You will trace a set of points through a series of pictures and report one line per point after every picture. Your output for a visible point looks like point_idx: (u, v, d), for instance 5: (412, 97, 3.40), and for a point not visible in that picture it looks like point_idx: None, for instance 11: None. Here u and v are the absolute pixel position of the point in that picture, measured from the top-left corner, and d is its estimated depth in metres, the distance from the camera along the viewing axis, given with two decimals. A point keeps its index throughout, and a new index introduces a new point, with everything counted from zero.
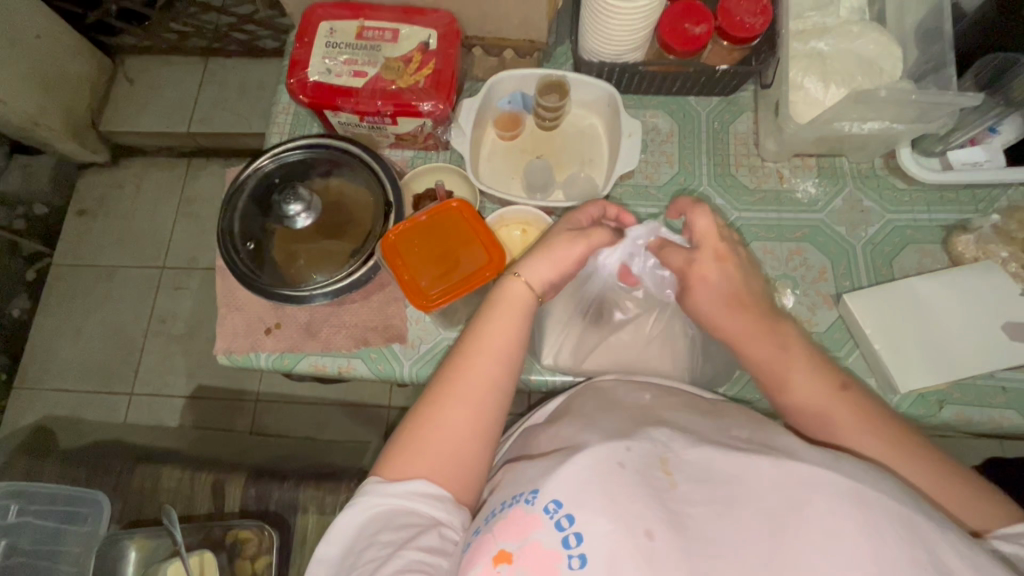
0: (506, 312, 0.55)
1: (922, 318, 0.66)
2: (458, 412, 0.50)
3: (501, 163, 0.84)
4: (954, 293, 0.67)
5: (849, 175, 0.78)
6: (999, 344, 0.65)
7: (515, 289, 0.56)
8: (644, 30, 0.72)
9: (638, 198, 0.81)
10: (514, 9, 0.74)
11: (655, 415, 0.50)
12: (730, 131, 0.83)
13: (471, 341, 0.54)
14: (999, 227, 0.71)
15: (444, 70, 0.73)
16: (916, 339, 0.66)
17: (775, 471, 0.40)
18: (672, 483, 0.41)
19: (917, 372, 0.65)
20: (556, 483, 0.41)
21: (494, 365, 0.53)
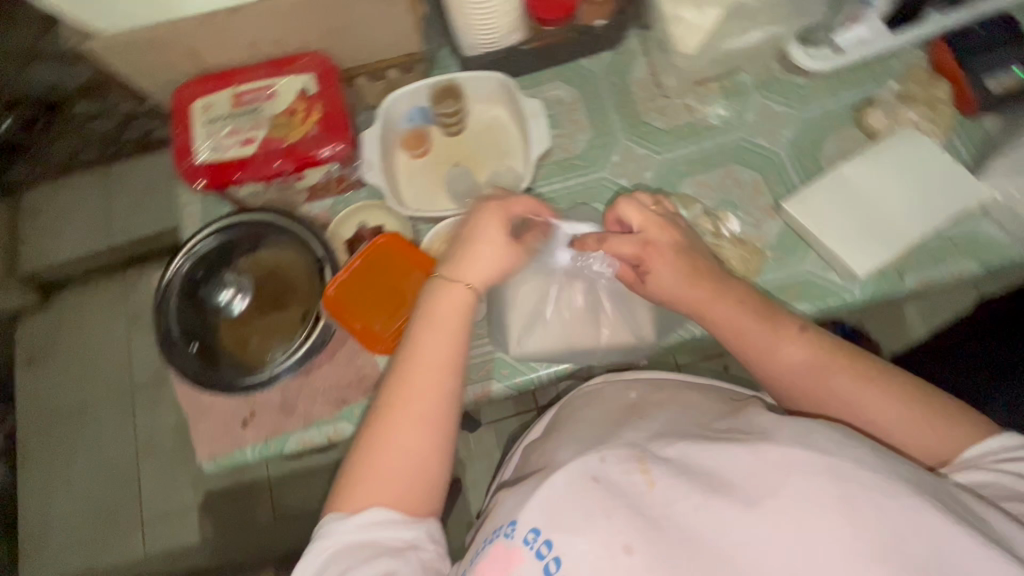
0: (447, 314, 0.54)
1: (857, 200, 0.68)
2: (406, 432, 0.50)
3: (422, 182, 0.82)
4: (881, 168, 0.69)
5: (753, 87, 0.79)
6: (935, 202, 0.67)
7: (451, 287, 0.55)
8: (510, 12, 0.72)
9: (563, 173, 0.81)
10: (381, 30, 0.73)
11: (633, 417, 0.54)
12: (629, 81, 0.83)
13: (409, 359, 0.52)
14: (901, 92, 0.75)
15: (331, 112, 0.71)
16: (861, 222, 0.67)
17: (753, 460, 0.40)
18: (650, 482, 0.41)
19: (873, 252, 0.66)
20: (532, 510, 0.42)
21: (438, 375, 0.52)
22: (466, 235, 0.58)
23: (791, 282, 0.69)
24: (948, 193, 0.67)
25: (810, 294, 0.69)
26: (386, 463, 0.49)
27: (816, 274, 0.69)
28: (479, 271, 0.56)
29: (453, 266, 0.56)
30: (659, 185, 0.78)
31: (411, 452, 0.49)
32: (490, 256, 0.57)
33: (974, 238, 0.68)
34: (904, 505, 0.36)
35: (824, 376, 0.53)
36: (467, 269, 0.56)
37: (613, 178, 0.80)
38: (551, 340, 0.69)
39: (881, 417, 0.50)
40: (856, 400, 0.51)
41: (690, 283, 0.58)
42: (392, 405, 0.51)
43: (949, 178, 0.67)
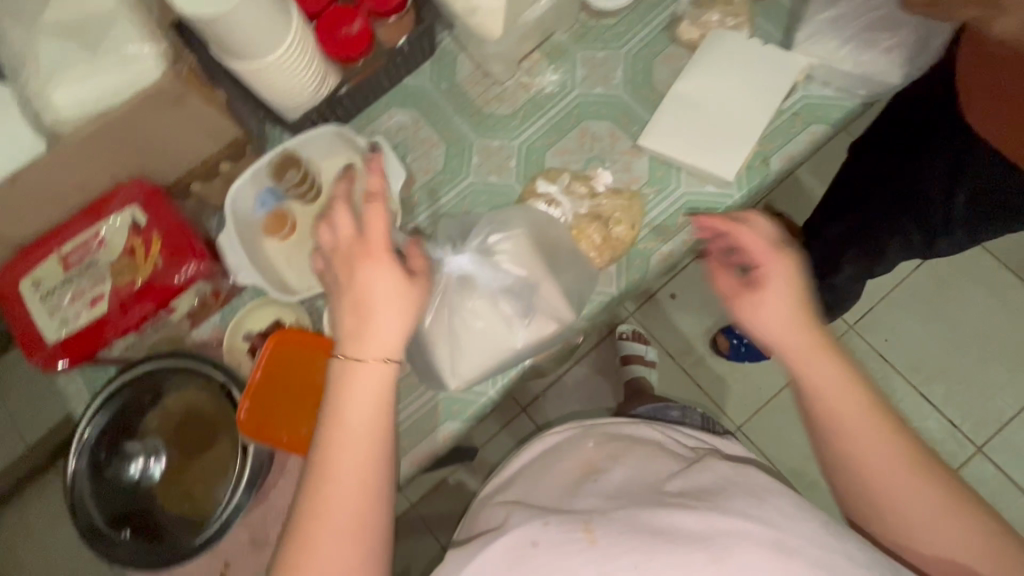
0: (357, 411, 0.50)
1: (703, 111, 0.70)
2: (327, 543, 0.48)
3: (301, 259, 0.78)
4: (713, 72, 0.70)
5: (571, 43, 0.80)
6: (770, 84, 0.69)
7: (353, 377, 0.51)
8: (311, 60, 0.70)
9: (432, 193, 0.79)
10: (189, 132, 0.69)
11: (592, 475, 0.61)
12: (458, 81, 0.83)
13: (325, 462, 0.49)
14: (694, 0, 0.75)
15: (173, 236, 0.66)
16: (714, 130, 0.69)
17: (703, 518, 0.47)
18: (593, 540, 0.47)
19: (735, 153, 0.68)
20: (478, 565, 0.50)
21: (357, 472, 0.49)
22: (360, 305, 0.53)
23: (676, 209, 0.71)
24: (779, 71, 0.69)
25: (696, 213, 0.70)
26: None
27: (695, 193, 0.71)
28: (383, 347, 0.52)
29: (355, 343, 0.52)
30: (526, 168, 0.78)
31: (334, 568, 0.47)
32: (387, 339, 0.52)
33: (816, 99, 0.71)
34: (834, 574, 0.44)
35: (839, 417, 0.51)
36: (369, 343, 0.52)
37: (481, 178, 0.79)
38: (478, 359, 0.65)
39: (920, 514, 0.48)
40: (938, 527, 0.48)
41: (785, 322, 0.54)
42: (310, 519, 0.48)
43: (773, 58, 0.69)
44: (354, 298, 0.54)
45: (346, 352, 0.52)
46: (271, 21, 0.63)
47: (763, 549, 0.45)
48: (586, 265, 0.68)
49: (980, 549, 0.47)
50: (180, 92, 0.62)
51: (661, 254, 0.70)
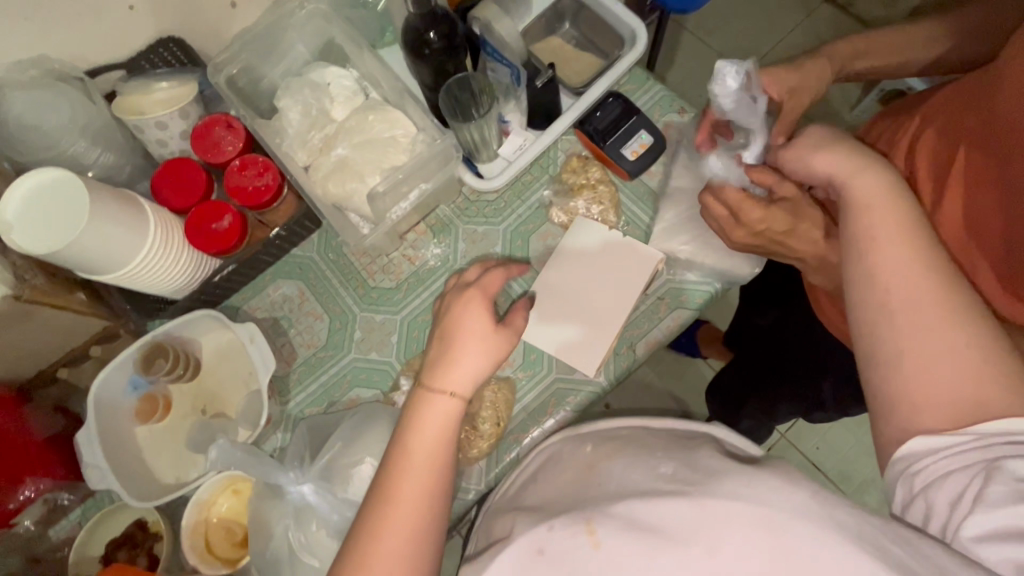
0: (435, 429, 0.53)
1: (568, 302, 0.72)
2: (401, 530, 0.48)
3: (173, 446, 0.75)
4: (575, 263, 0.73)
5: (453, 217, 0.82)
6: (631, 281, 0.71)
7: (434, 411, 0.54)
8: (180, 257, 0.70)
9: (314, 370, 0.78)
10: (47, 335, 0.67)
11: (594, 475, 0.49)
12: (345, 252, 0.83)
13: (397, 460, 0.51)
14: (558, 189, 0.80)
15: (17, 452, 0.64)
16: (578, 324, 0.71)
17: (689, 509, 0.36)
18: (595, 543, 0.37)
19: (597, 351, 0.70)
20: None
21: (421, 497, 0.50)
22: (448, 334, 0.58)
23: (546, 396, 0.71)
24: (638, 267, 0.72)
25: (566, 403, 0.70)
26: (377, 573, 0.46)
27: (564, 379, 0.71)
28: (460, 382, 0.55)
29: (439, 374, 0.56)
30: (407, 345, 0.78)
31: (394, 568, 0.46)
32: (471, 379, 0.56)
33: (675, 288, 0.74)
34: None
35: (907, 280, 0.47)
36: (450, 375, 0.55)
37: (362, 355, 0.78)
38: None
39: (945, 381, 0.44)
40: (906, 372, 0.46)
41: (879, 191, 0.53)
42: (388, 507, 0.49)
43: (632, 254, 0.73)
44: (446, 326, 0.59)
45: (425, 381, 0.56)
46: (123, 232, 0.62)
47: (726, 522, 0.34)
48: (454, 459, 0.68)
49: (978, 391, 0.43)
50: (26, 309, 0.61)
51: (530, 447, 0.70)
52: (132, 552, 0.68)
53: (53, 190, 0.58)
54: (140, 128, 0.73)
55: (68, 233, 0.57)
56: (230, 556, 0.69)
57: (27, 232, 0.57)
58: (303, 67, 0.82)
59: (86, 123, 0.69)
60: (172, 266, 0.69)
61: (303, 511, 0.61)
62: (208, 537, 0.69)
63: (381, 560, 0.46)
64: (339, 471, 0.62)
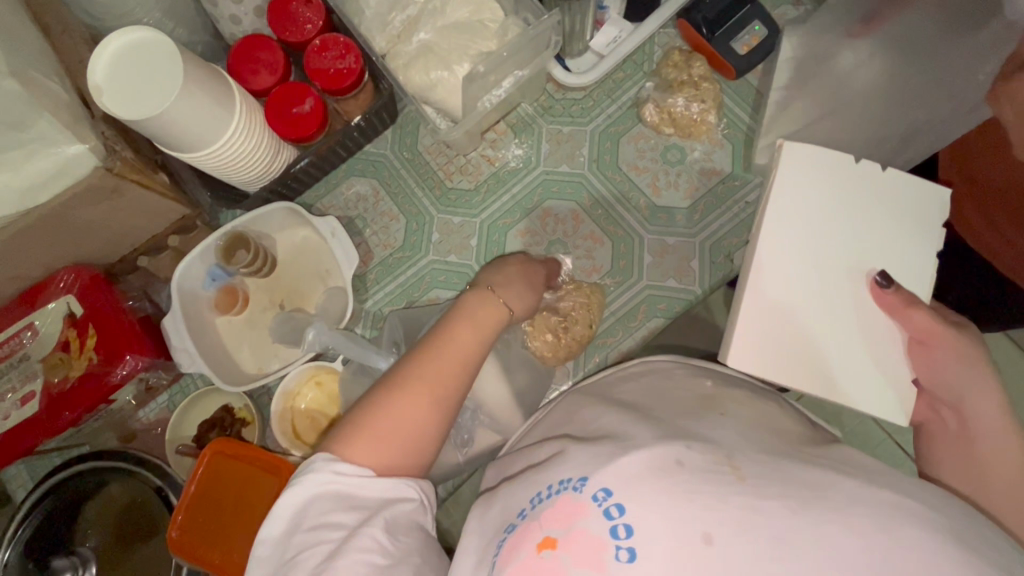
0: (482, 316, 0.52)
1: (812, 316, 0.53)
2: (434, 388, 0.46)
3: (254, 338, 0.75)
4: (809, 247, 0.54)
5: (537, 116, 0.77)
6: (885, 243, 0.54)
7: (492, 304, 0.54)
8: (260, 141, 0.66)
9: (391, 269, 0.77)
10: (132, 216, 0.65)
11: (712, 410, 0.44)
12: (421, 150, 0.79)
13: (450, 321, 0.51)
14: (657, 84, 0.74)
15: (111, 329, 0.64)
16: (841, 342, 0.52)
17: (881, 501, 0.32)
18: (742, 476, 0.34)
19: (887, 372, 0.52)
20: (609, 470, 0.37)
21: (462, 365, 0.49)
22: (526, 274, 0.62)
23: (632, 302, 0.70)
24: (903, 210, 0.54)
25: (654, 310, 0.70)
26: (397, 430, 0.44)
27: (652, 287, 0.70)
28: (516, 300, 0.57)
29: (500, 286, 0.57)
30: (487, 248, 0.76)
31: (413, 424, 0.44)
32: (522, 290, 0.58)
33: None
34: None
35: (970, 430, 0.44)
36: (512, 292, 0.57)
37: (441, 257, 0.76)
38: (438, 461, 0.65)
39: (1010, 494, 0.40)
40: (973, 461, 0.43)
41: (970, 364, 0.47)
42: (422, 364, 0.47)
43: (891, 187, 0.55)
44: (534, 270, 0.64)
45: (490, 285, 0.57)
46: (213, 108, 0.59)
47: (919, 518, 0.31)
48: (530, 364, 0.68)
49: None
50: (113, 183, 0.58)
51: (617, 351, 0.70)
52: (222, 433, 0.69)
53: (139, 54, 0.55)
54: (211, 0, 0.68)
55: (162, 103, 0.54)
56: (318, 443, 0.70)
57: (117, 99, 0.54)
58: None
59: None
60: (255, 151, 0.66)
61: None
62: (296, 424, 0.70)
63: (414, 415, 0.45)
64: None
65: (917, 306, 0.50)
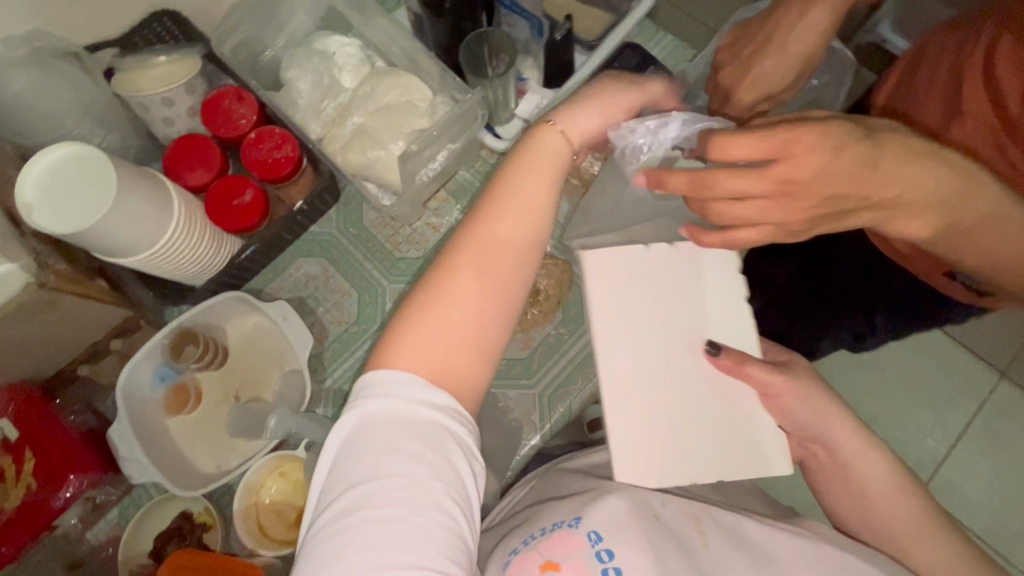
0: (535, 178, 0.48)
1: (677, 407, 0.50)
2: (490, 268, 0.45)
3: (209, 435, 0.72)
4: (647, 338, 0.50)
5: (474, 181, 0.81)
6: (711, 299, 0.52)
7: (547, 149, 0.48)
8: (202, 236, 0.66)
9: (347, 345, 0.77)
10: (70, 327, 0.63)
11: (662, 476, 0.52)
12: (366, 225, 0.80)
13: (504, 189, 0.48)
14: None
15: (52, 449, 0.61)
16: (693, 404, 0.50)
17: (809, 547, 0.45)
18: (704, 539, 0.45)
19: (756, 426, 0.51)
20: (598, 513, 0.45)
21: (514, 243, 0.47)
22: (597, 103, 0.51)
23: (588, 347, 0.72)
24: (706, 269, 0.52)
25: None
26: (460, 304, 0.44)
27: None
28: (580, 133, 0.50)
29: (560, 112, 0.50)
30: None
31: (471, 311, 0.44)
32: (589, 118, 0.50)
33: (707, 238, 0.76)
34: None
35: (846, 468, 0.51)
36: (579, 124, 0.50)
37: None
38: None
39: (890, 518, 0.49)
40: (859, 503, 0.50)
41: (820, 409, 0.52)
42: (476, 243, 0.46)
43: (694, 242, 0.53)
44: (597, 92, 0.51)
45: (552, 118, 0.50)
46: (150, 211, 0.59)
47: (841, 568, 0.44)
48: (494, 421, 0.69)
49: (913, 542, 0.48)
50: (49, 298, 0.57)
51: (579, 398, 0.71)
52: (182, 543, 0.65)
53: (72, 167, 0.55)
54: (142, 106, 0.69)
55: (94, 214, 0.54)
56: (286, 537, 0.67)
57: (49, 214, 0.53)
58: (305, 36, 0.79)
59: (89, 105, 0.66)
60: (197, 247, 0.66)
61: None
62: (261, 520, 0.67)
63: (468, 299, 0.44)
64: None
65: (749, 361, 0.50)
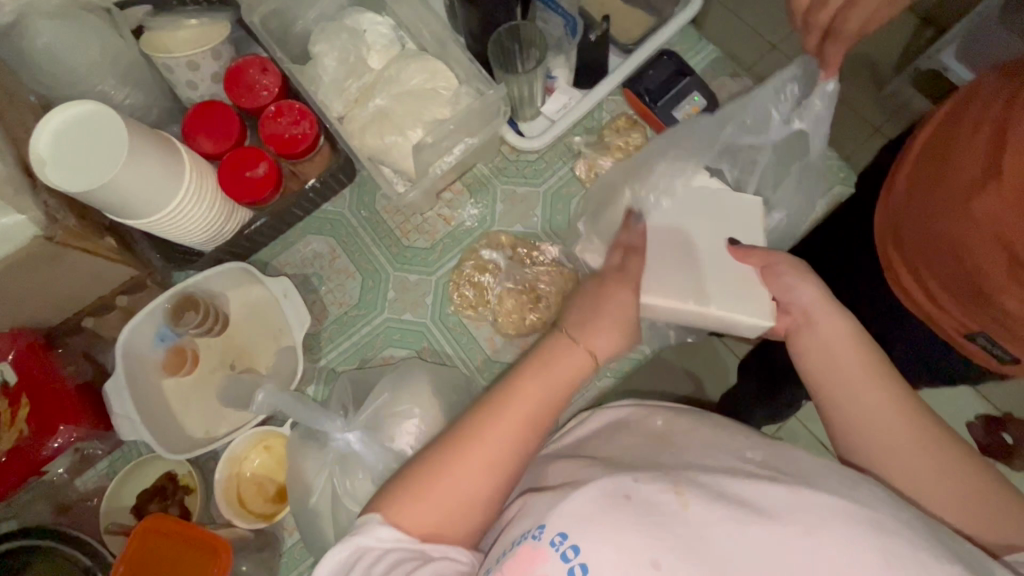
0: (541, 393, 0.43)
1: (678, 246, 0.60)
2: (484, 450, 0.41)
3: (201, 400, 0.73)
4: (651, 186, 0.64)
5: (491, 176, 0.79)
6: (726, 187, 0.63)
7: (566, 357, 0.45)
8: (213, 203, 0.66)
9: (345, 328, 0.76)
10: (74, 279, 0.64)
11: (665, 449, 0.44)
12: (378, 209, 0.79)
13: (510, 391, 0.43)
14: (598, 147, 0.78)
15: (46, 397, 0.62)
16: (686, 258, 0.59)
17: (789, 496, 0.35)
18: (685, 503, 0.35)
19: (735, 281, 0.57)
20: (559, 511, 0.36)
21: (512, 442, 0.42)
22: (595, 301, 0.48)
23: None
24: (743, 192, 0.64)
25: None
26: (448, 494, 0.40)
27: None
28: (601, 343, 0.46)
29: (581, 320, 0.47)
30: (443, 306, 0.76)
31: (457, 494, 0.40)
32: (612, 336, 0.47)
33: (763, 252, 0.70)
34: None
35: (825, 379, 0.45)
36: (595, 334, 0.46)
37: (395, 316, 0.76)
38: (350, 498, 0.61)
39: (853, 400, 0.43)
40: (854, 404, 0.43)
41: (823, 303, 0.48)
42: (475, 433, 0.41)
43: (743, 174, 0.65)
44: (596, 293, 0.49)
45: (567, 328, 0.47)
46: (161, 174, 0.59)
47: (825, 512, 0.33)
48: None
49: (898, 436, 0.41)
50: (55, 251, 0.58)
51: None
52: (163, 503, 0.67)
53: (88, 126, 0.55)
54: (168, 68, 0.69)
55: (104, 173, 0.55)
56: (264, 510, 0.67)
57: (62, 170, 0.54)
58: (337, 11, 0.78)
59: (115, 62, 0.66)
60: (205, 215, 0.66)
61: (346, 460, 0.61)
62: (241, 490, 0.68)
63: (458, 487, 0.40)
64: (385, 423, 0.63)
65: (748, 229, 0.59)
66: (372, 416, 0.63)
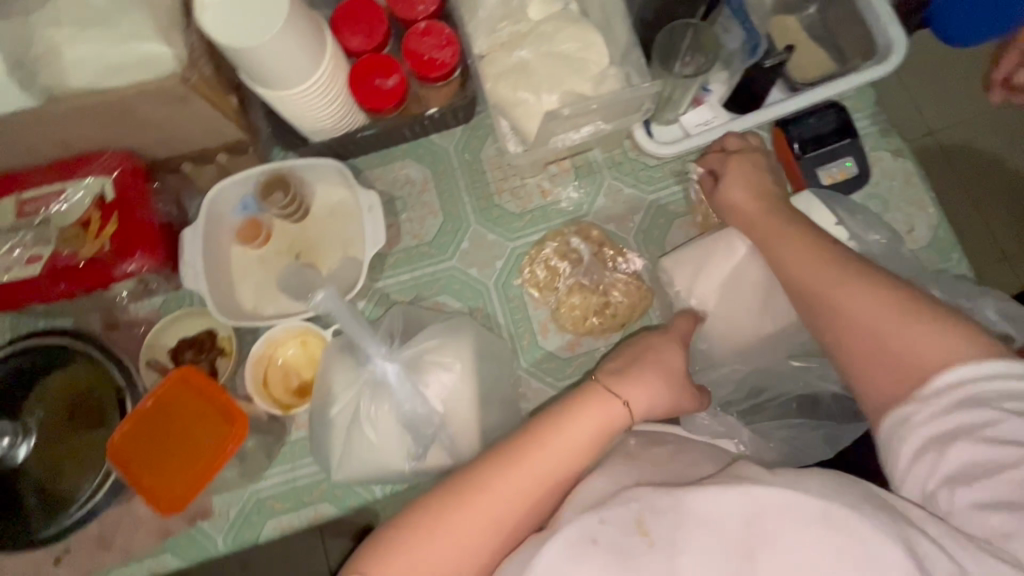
0: (582, 440, 0.51)
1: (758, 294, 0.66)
2: (495, 501, 0.47)
3: (260, 275, 0.75)
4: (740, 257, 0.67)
5: (604, 166, 0.76)
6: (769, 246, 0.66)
7: (609, 408, 0.52)
8: (339, 99, 0.66)
9: (411, 261, 0.76)
10: (189, 123, 0.65)
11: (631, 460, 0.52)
12: (482, 158, 0.78)
13: (524, 446, 0.50)
14: None
15: (132, 222, 0.66)
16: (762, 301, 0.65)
17: (748, 495, 0.40)
18: (650, 542, 0.40)
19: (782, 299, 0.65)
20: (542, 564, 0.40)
21: (526, 488, 0.48)
22: (645, 354, 0.58)
23: None
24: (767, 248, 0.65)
25: None
26: (447, 542, 0.46)
27: None
28: (638, 398, 0.54)
29: (621, 379, 0.55)
30: (509, 275, 0.75)
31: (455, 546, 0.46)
32: (654, 387, 0.55)
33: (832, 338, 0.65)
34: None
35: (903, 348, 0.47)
36: (637, 389, 0.54)
37: (462, 267, 0.75)
38: (367, 425, 0.63)
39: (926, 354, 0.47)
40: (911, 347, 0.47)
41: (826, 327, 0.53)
42: (481, 485, 0.48)
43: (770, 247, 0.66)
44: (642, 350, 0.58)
45: (605, 381, 0.55)
46: (303, 56, 0.59)
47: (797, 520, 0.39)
48: (506, 401, 0.68)
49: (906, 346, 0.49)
50: (183, 93, 0.59)
51: None
52: (197, 355, 0.70)
53: None
54: None
55: (254, 36, 0.55)
56: (281, 399, 0.70)
57: (218, 19, 0.55)
58: None
59: None
60: (327, 107, 0.66)
61: (377, 386, 0.63)
62: (267, 374, 0.70)
63: (455, 529, 0.46)
64: (420, 366, 0.64)
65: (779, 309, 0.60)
66: (411, 354, 0.64)
